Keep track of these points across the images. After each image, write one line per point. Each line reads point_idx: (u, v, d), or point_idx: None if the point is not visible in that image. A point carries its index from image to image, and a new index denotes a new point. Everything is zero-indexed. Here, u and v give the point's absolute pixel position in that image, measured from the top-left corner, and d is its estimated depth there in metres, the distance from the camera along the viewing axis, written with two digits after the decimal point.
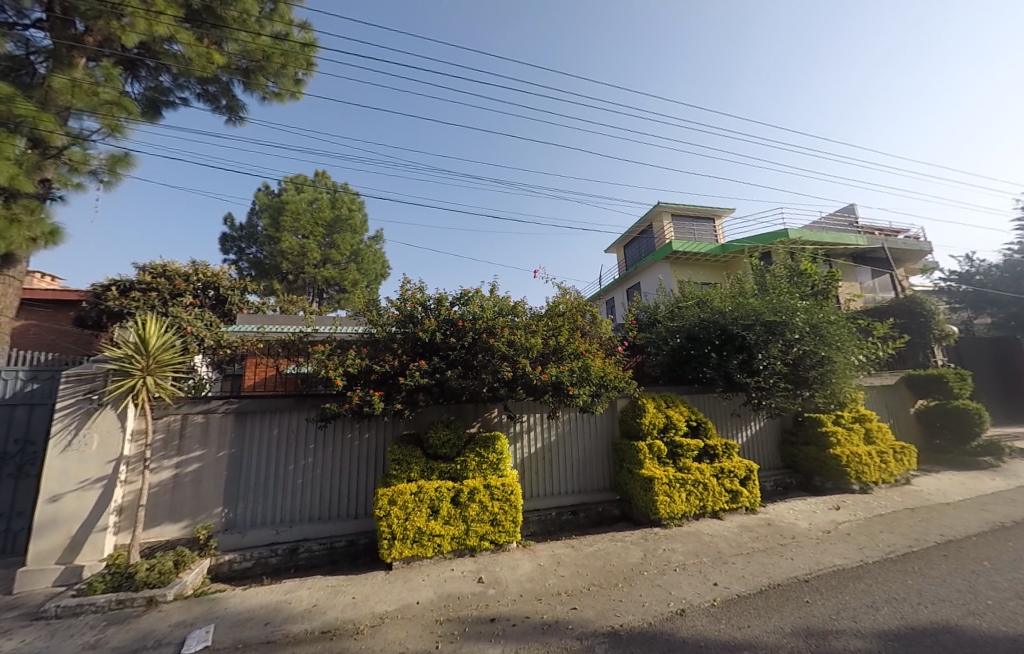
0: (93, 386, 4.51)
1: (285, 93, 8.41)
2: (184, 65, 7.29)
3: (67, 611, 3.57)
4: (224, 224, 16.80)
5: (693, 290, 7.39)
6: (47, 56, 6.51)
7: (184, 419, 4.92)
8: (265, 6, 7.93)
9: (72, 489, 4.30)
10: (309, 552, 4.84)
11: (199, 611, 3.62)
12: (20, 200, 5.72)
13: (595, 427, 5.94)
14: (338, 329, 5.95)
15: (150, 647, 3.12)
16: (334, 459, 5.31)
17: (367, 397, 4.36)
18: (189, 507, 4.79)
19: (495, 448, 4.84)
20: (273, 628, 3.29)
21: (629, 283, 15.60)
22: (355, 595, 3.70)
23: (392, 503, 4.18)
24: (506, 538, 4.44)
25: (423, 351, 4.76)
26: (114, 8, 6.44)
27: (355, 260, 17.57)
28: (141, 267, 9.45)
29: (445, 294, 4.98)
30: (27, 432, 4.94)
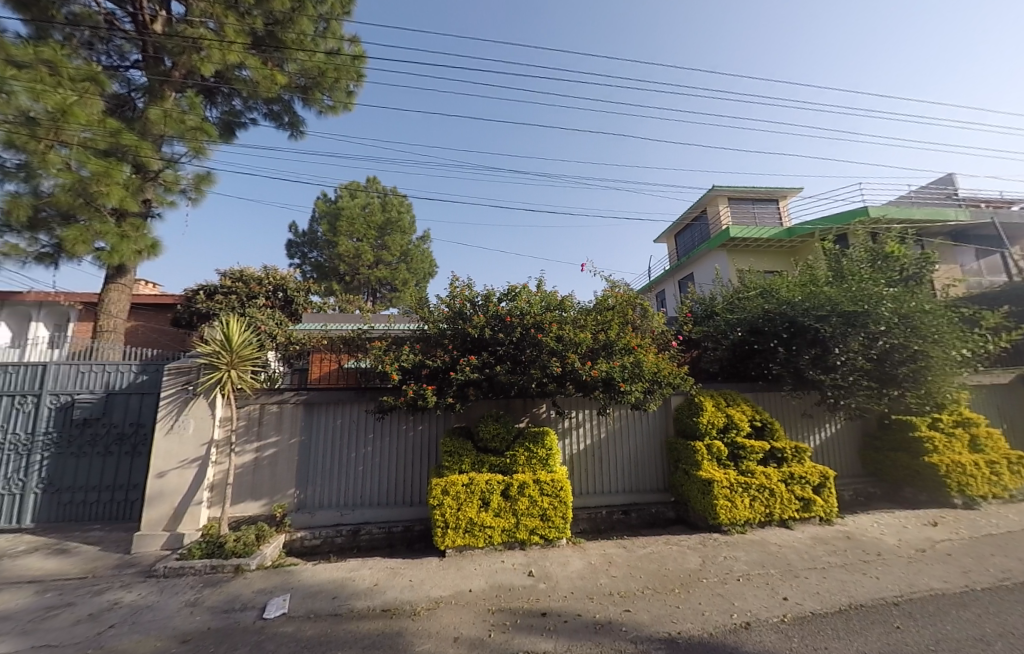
0: (189, 378, 5.09)
1: (338, 106, 8.87)
2: (253, 89, 7.92)
3: (172, 571, 4.10)
4: (290, 231, 18.21)
5: (754, 279, 6.84)
6: (145, 93, 7.38)
7: (262, 407, 5.42)
8: (319, 24, 8.41)
9: (174, 467, 4.91)
10: (369, 534, 5.17)
11: (277, 580, 4.00)
12: (128, 220, 6.59)
13: (648, 425, 5.72)
14: (393, 326, 6.24)
15: (238, 609, 3.50)
16: (391, 448, 5.59)
17: (420, 391, 4.51)
18: (267, 487, 5.28)
19: (545, 443, 4.82)
20: (340, 602, 3.54)
21: (681, 274, 14.83)
22: (412, 578, 3.88)
23: (444, 493, 4.33)
24: (556, 534, 4.42)
25: (473, 346, 4.83)
26: (195, 44, 7.16)
27: (405, 259, 18.27)
28: (222, 273, 10.57)
29: (493, 290, 5.02)
30: (139, 416, 5.68)
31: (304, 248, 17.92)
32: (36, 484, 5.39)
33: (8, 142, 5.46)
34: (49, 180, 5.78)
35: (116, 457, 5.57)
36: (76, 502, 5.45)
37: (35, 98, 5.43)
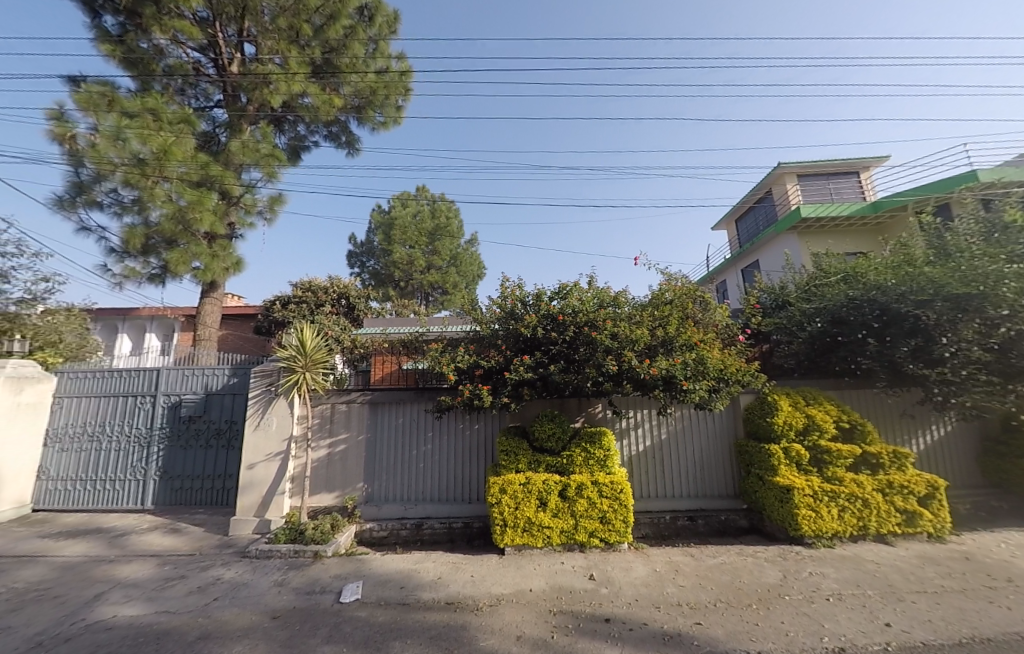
0: (271, 379, 5.60)
1: (389, 122, 9.28)
2: (314, 114, 8.56)
3: (262, 553, 4.55)
4: (349, 242, 19.44)
5: (833, 263, 6.14)
6: (226, 128, 8.25)
7: (333, 406, 5.84)
8: (369, 46, 8.89)
9: (261, 460, 5.44)
10: (432, 528, 5.36)
11: (351, 567, 4.28)
12: (217, 241, 7.40)
13: (714, 427, 5.35)
14: (447, 328, 6.44)
15: (318, 592, 3.79)
16: (449, 446, 5.75)
17: (476, 391, 4.58)
18: (340, 480, 5.67)
19: (602, 444, 4.69)
20: (408, 593, 3.70)
21: (744, 261, 13.76)
22: (474, 574, 3.96)
23: (502, 491, 4.38)
24: (617, 538, 4.28)
25: (526, 346, 4.82)
26: (264, 79, 7.88)
27: (455, 263, 18.76)
28: (294, 284, 11.54)
29: (543, 289, 4.98)
30: (232, 414, 6.36)
31: (363, 257, 19.01)
32: (154, 472, 6.24)
33: (125, 181, 6.40)
34: (155, 211, 6.65)
35: (215, 450, 6.28)
36: (185, 488, 6.23)
37: (143, 142, 6.31)
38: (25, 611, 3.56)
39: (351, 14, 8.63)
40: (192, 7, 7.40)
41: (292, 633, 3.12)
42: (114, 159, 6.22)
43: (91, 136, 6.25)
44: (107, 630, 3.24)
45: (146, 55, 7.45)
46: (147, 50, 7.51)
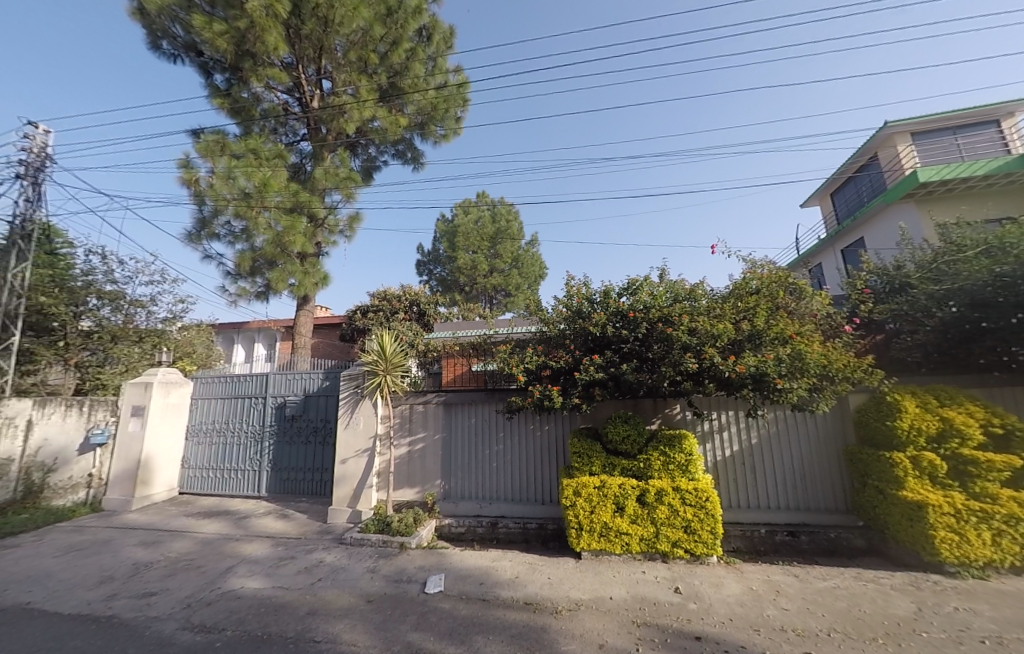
0: (357, 382, 6.09)
1: (449, 134, 9.78)
2: (383, 135, 9.22)
3: (356, 541, 4.96)
4: (418, 252, 20.54)
5: (967, 234, 5.11)
6: (312, 158, 9.27)
7: (411, 407, 6.20)
8: (428, 64, 9.33)
9: (352, 456, 5.93)
10: (506, 528, 5.42)
11: (433, 560, 4.48)
12: (308, 259, 8.24)
13: (817, 431, 4.74)
14: (514, 330, 6.53)
15: (405, 581, 4.03)
16: (521, 447, 5.77)
17: (546, 392, 4.53)
18: (420, 476, 5.99)
19: (683, 447, 4.39)
20: (487, 589, 3.78)
21: (843, 240, 12.11)
22: (551, 576, 3.93)
23: (576, 494, 4.29)
24: (704, 550, 3.97)
25: (595, 345, 4.68)
26: (340, 109, 8.63)
27: (517, 265, 18.98)
28: (372, 294, 12.51)
29: (611, 286, 4.81)
30: (326, 413, 7.00)
31: (430, 265, 19.92)
32: (267, 463, 7.12)
33: (236, 213, 7.42)
34: (259, 237, 7.61)
35: (314, 445, 6.98)
36: (291, 478, 7.02)
37: (248, 179, 7.30)
38: (177, 577, 4.25)
39: (411, 37, 9.14)
40: (280, 56, 8.35)
41: (385, 617, 3.34)
42: (226, 196, 7.26)
43: (210, 178, 7.32)
44: (236, 599, 3.74)
45: (247, 103, 8.59)
46: (247, 98, 8.63)
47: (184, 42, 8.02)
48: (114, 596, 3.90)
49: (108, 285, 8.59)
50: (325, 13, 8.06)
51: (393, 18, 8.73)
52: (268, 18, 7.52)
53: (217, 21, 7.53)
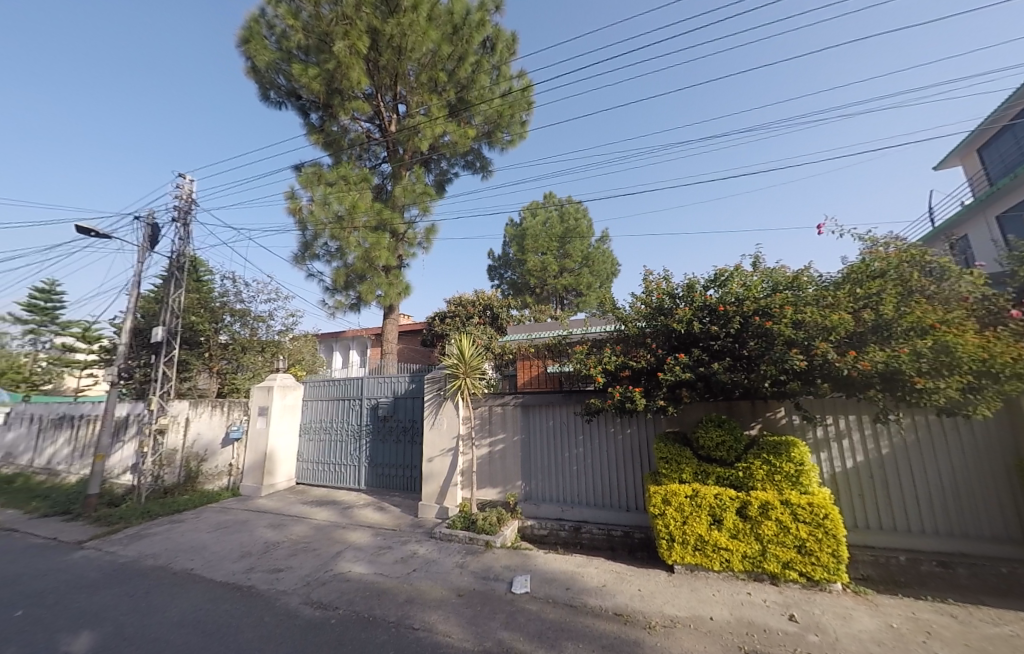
0: (440, 385, 6.42)
1: (516, 138, 10.01)
2: (453, 148, 9.67)
3: (445, 537, 5.21)
4: (489, 257, 21.14)
5: None
6: (391, 178, 10.06)
7: (490, 408, 6.36)
8: (493, 74, 9.59)
9: (437, 454, 6.25)
10: (590, 533, 5.28)
11: (518, 560, 4.53)
12: (392, 271, 8.94)
13: (975, 442, 3.88)
14: (589, 331, 6.39)
15: (492, 579, 4.12)
16: (602, 451, 5.59)
17: (628, 393, 4.33)
18: (501, 477, 6.11)
19: (792, 456, 3.89)
20: (574, 595, 3.71)
21: (997, 204, 9.91)
22: (641, 587, 3.73)
23: (666, 503, 4.02)
24: (823, 575, 3.47)
25: (681, 343, 4.37)
26: (414, 129, 9.23)
27: (587, 264, 18.62)
28: (449, 300, 13.16)
29: (695, 279, 4.46)
30: (412, 414, 7.49)
31: (501, 270, 20.34)
32: (364, 459, 7.83)
33: (331, 235, 8.32)
34: (351, 254, 8.43)
35: (403, 443, 7.51)
36: (385, 474, 7.63)
37: (340, 203, 8.14)
38: (298, 557, 4.85)
39: (476, 50, 9.48)
40: (362, 89, 9.18)
41: (475, 613, 3.45)
42: (323, 221, 8.17)
43: (310, 206, 8.27)
44: (346, 582, 4.15)
45: (337, 135, 9.58)
46: (337, 131, 9.63)
47: (286, 90, 9.19)
48: (251, 569, 4.56)
49: (238, 304, 10.22)
50: (399, 42, 8.68)
51: (458, 35, 9.13)
52: (352, 56, 8.29)
53: (312, 67, 8.52)
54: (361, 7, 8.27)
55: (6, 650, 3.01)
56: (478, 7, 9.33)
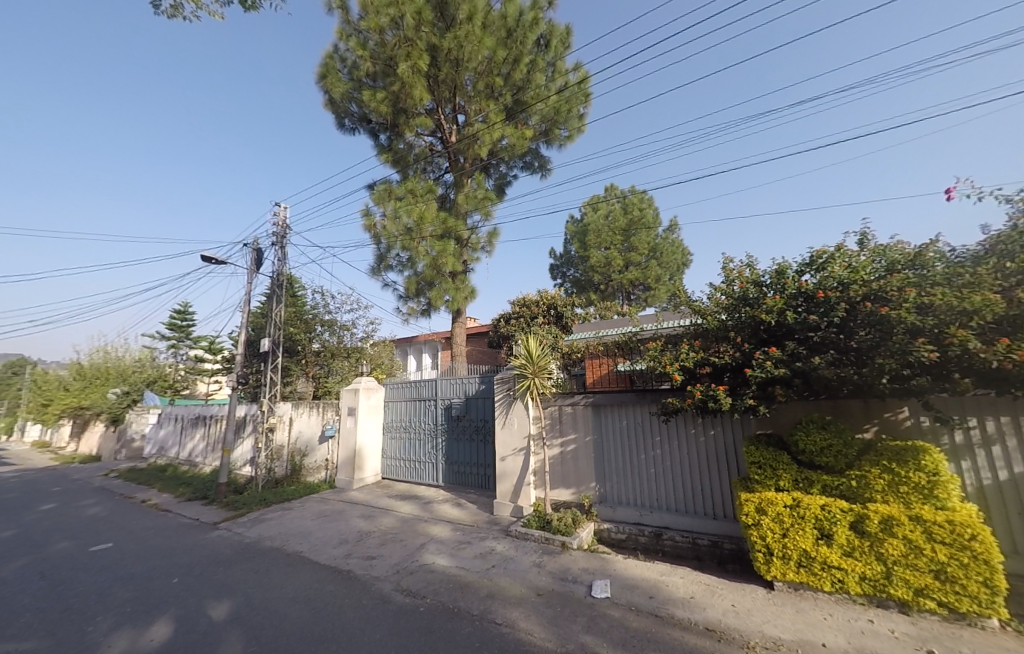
0: (509, 385, 6.51)
1: (574, 133, 9.92)
2: (512, 151, 9.83)
3: (521, 535, 5.26)
4: (551, 256, 21.03)
5: None
6: (454, 187, 10.49)
7: (561, 408, 6.31)
8: (548, 71, 9.55)
9: (510, 454, 6.35)
10: (673, 540, 5.02)
11: (596, 564, 4.44)
12: (458, 276, 9.30)
13: None
14: (662, 326, 6.05)
15: (571, 580, 4.08)
16: (681, 453, 5.25)
17: (710, 392, 4.02)
18: (574, 478, 6.03)
19: (922, 465, 3.35)
20: (659, 604, 3.53)
21: None
22: (735, 603, 3.44)
23: (761, 512, 3.66)
24: (972, 608, 2.91)
25: (771, 336, 3.96)
26: (474, 137, 9.48)
27: (655, 255, 17.74)
28: (513, 302, 13.34)
29: (786, 264, 4.01)
30: (484, 414, 7.69)
31: (563, 268, 20.08)
32: (441, 457, 8.21)
33: (402, 246, 8.88)
34: (420, 262, 8.91)
35: (476, 442, 7.74)
36: (460, 471, 7.94)
37: (409, 215, 8.68)
38: (387, 547, 5.23)
39: (531, 50, 9.50)
40: (424, 104, 9.66)
41: (556, 614, 3.44)
42: (395, 234, 8.75)
43: (383, 221, 8.88)
44: (431, 573, 4.38)
45: (403, 152, 10.20)
46: (403, 147, 10.22)
47: (358, 116, 9.99)
48: (349, 555, 5.01)
49: (327, 315, 11.33)
50: (456, 54, 8.97)
51: (512, 37, 9.22)
52: (414, 75, 8.78)
53: (379, 91, 9.18)
54: (420, 26, 8.68)
55: (167, 610, 3.63)
56: (531, 6, 9.35)
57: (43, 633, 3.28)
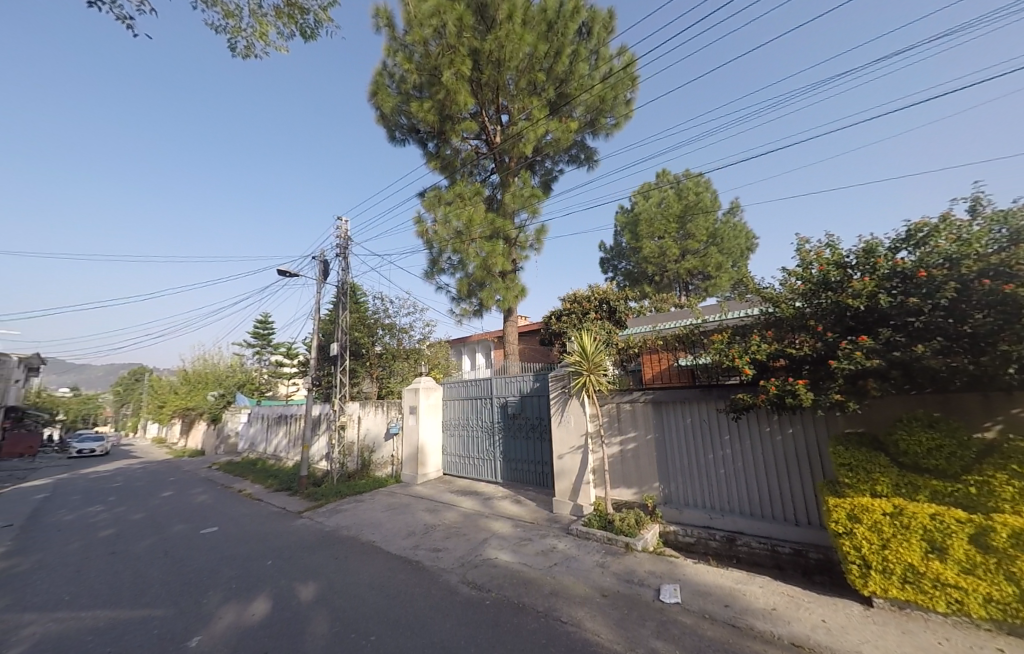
0: (564, 383, 6.45)
1: (621, 120, 9.62)
2: (557, 145, 9.73)
3: (583, 535, 5.19)
4: (601, 250, 20.49)
5: None
6: (501, 187, 10.59)
7: (619, 405, 6.13)
8: (591, 59, 9.33)
9: (567, 452, 6.29)
10: (748, 546, 4.70)
11: (663, 567, 4.26)
12: (508, 275, 9.38)
13: None
14: (727, 317, 5.66)
15: (637, 583, 3.95)
16: (754, 454, 4.88)
17: (788, 387, 3.69)
18: (636, 477, 5.84)
19: None
20: (737, 614, 3.30)
21: None
22: (825, 619, 3.13)
23: (855, 520, 3.29)
24: None
25: (860, 324, 3.54)
26: (518, 135, 9.50)
27: (714, 242, 16.69)
28: (564, 298, 13.19)
29: (874, 241, 3.57)
30: (539, 412, 7.69)
31: (614, 261, 19.46)
32: (499, 455, 8.33)
33: (453, 250, 9.11)
34: (471, 264, 9.09)
35: (533, 440, 7.77)
36: (518, 469, 8.00)
37: (459, 219, 8.91)
38: (451, 540, 5.41)
39: (573, 40, 9.33)
40: (469, 109, 9.85)
41: (623, 616, 3.35)
42: (446, 238, 9.02)
43: (434, 226, 9.18)
44: (494, 568, 4.46)
45: (451, 157, 10.48)
46: (450, 153, 10.48)
47: (407, 127, 10.40)
48: (417, 547, 5.26)
49: (387, 319, 11.97)
50: (498, 55, 9.04)
51: (554, 31, 9.13)
52: (458, 81, 9.00)
53: (426, 101, 9.50)
54: (462, 32, 8.85)
55: (263, 588, 4.04)
56: None
57: (169, 602, 3.80)
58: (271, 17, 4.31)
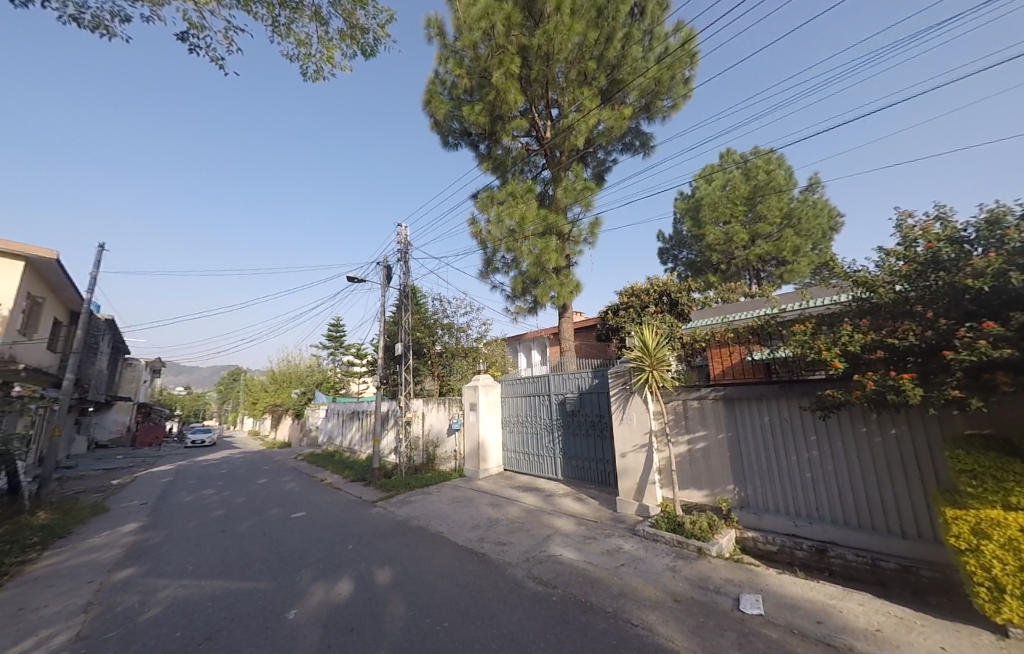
0: (625, 379, 6.25)
1: (678, 101, 9.10)
2: (609, 134, 9.44)
3: (650, 536, 5.00)
4: (659, 240, 19.53)
5: None
6: (552, 182, 10.50)
7: (686, 402, 5.82)
8: (644, 40, 8.92)
9: (630, 450, 6.09)
10: (842, 559, 4.22)
11: (742, 575, 3.97)
12: (563, 271, 9.28)
13: None
14: (810, 305, 5.13)
15: (713, 590, 3.72)
16: (847, 456, 4.38)
17: (889, 383, 3.26)
18: (707, 478, 5.51)
19: None
20: (832, 632, 2.99)
21: None
22: (946, 646, 2.73)
23: (983, 536, 2.83)
24: None
25: (983, 308, 3.03)
26: (569, 129, 9.34)
27: (789, 224, 15.21)
28: (621, 292, 12.79)
29: (1001, 210, 3.03)
30: (598, 409, 7.53)
31: (674, 251, 18.48)
32: (559, 451, 8.30)
33: (506, 248, 9.21)
34: (524, 262, 9.13)
35: (593, 437, 7.63)
36: (579, 466, 7.91)
37: (511, 218, 8.97)
38: (515, 535, 5.48)
39: (624, 23, 8.97)
40: (518, 107, 9.88)
41: (699, 624, 3.17)
42: (499, 237, 9.12)
43: (487, 227, 9.32)
44: (559, 565, 4.45)
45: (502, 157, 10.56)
46: (502, 153, 10.56)
47: (459, 131, 10.66)
48: (482, 539, 5.40)
49: (445, 319, 12.41)
50: (547, 49, 8.95)
51: (604, 16, 8.85)
52: (507, 80, 9.07)
53: (477, 104, 9.67)
54: (510, 31, 8.87)
55: (345, 570, 4.39)
56: None
57: (269, 577, 4.26)
58: (337, 40, 4.63)
